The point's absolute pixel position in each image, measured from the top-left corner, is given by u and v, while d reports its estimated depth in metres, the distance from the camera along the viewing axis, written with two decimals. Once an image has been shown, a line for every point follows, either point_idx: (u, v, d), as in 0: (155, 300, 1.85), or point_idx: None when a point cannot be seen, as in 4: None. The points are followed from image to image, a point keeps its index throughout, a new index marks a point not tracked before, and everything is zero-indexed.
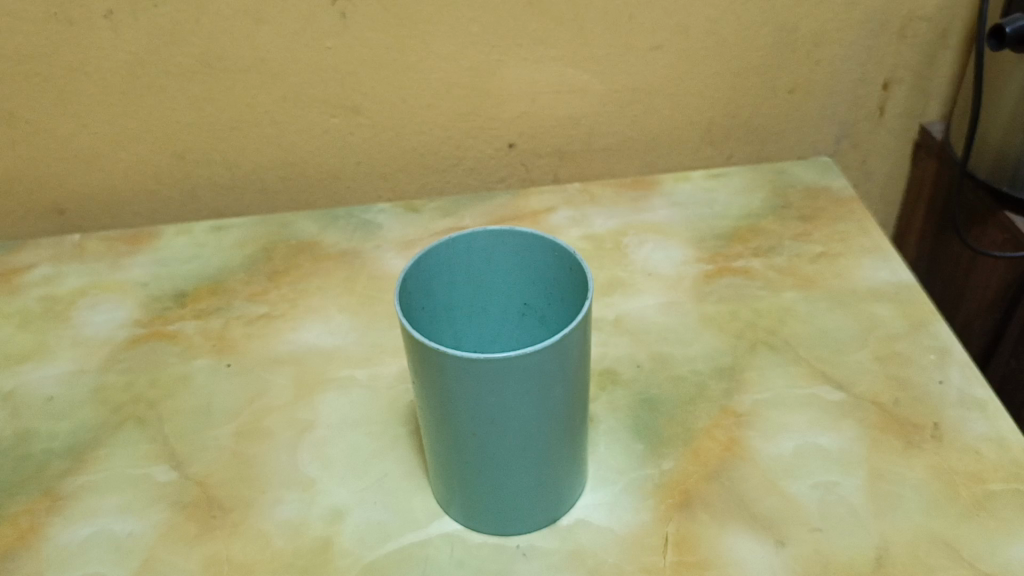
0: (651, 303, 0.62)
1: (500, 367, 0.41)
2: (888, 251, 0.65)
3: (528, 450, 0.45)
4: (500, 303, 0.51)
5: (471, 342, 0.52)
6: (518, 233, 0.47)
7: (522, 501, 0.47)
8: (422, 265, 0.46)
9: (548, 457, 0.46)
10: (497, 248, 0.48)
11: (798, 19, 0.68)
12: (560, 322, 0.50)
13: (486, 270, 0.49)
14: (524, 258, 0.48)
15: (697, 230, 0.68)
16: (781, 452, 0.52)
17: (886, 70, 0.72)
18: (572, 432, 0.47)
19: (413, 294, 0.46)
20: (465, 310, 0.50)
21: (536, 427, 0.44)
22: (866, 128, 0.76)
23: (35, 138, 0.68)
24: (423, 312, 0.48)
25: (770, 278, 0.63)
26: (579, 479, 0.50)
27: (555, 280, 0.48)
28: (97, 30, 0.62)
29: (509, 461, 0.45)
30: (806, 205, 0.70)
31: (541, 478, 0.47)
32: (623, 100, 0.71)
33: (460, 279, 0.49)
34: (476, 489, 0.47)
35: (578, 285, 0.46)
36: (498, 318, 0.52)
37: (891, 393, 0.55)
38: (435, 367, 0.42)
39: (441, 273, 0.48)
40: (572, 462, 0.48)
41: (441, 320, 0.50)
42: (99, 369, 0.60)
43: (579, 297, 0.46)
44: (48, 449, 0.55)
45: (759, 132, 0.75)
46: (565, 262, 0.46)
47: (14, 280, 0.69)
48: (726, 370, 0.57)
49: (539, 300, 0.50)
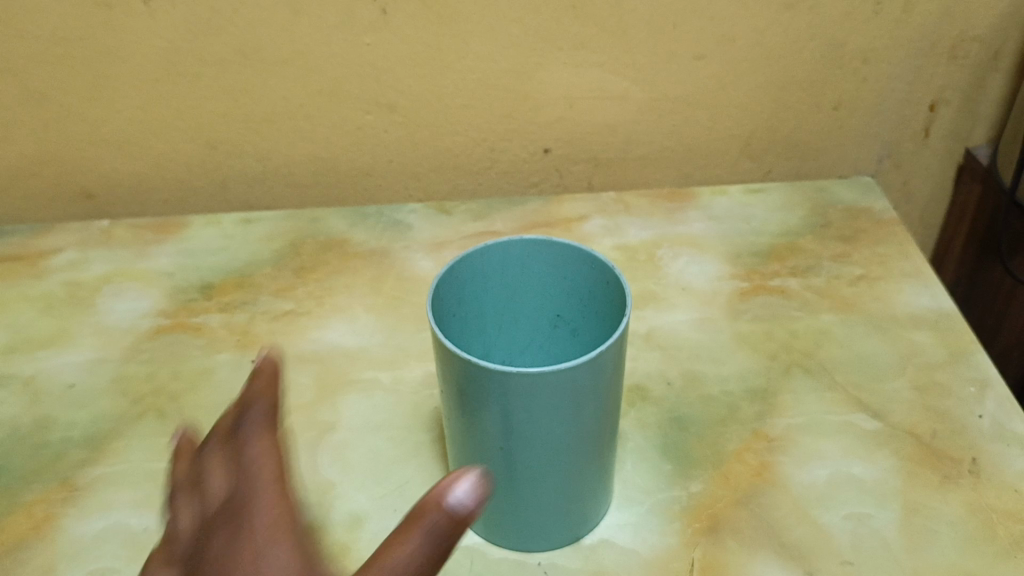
0: (683, 319, 0.61)
1: (533, 384, 0.39)
2: (930, 276, 0.63)
3: (556, 467, 0.44)
4: (532, 312, 0.50)
5: (500, 351, 0.51)
6: (554, 244, 0.46)
7: (548, 519, 0.46)
8: (455, 271, 0.45)
9: (576, 474, 0.45)
10: (533, 256, 0.47)
11: (846, 34, 0.66)
12: (593, 336, 0.49)
13: (520, 279, 0.48)
14: (561, 269, 0.47)
15: (733, 246, 0.66)
16: (813, 479, 0.50)
17: (934, 91, 0.70)
18: (602, 452, 0.45)
19: (443, 302, 0.45)
20: (496, 319, 0.49)
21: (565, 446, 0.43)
22: (909, 149, 0.74)
23: (67, 121, 0.68)
24: (454, 319, 0.46)
25: (807, 299, 0.62)
26: (605, 498, 0.49)
27: (591, 292, 0.47)
28: (135, 16, 0.62)
29: (536, 477, 0.44)
30: (846, 224, 0.68)
31: (566, 495, 0.46)
32: (663, 109, 0.70)
33: (492, 287, 0.48)
34: (499, 505, 0.46)
35: (615, 300, 0.44)
36: (529, 327, 0.50)
37: (929, 424, 0.53)
38: (461, 374, 0.41)
39: (475, 279, 0.46)
40: (599, 482, 0.47)
41: (471, 330, 0.48)
42: (122, 358, 0.60)
43: (616, 312, 0.44)
44: (67, 438, 0.55)
45: (800, 149, 0.73)
46: (604, 275, 0.45)
47: (39, 264, 0.68)
48: (759, 392, 0.55)
49: (572, 312, 0.49)
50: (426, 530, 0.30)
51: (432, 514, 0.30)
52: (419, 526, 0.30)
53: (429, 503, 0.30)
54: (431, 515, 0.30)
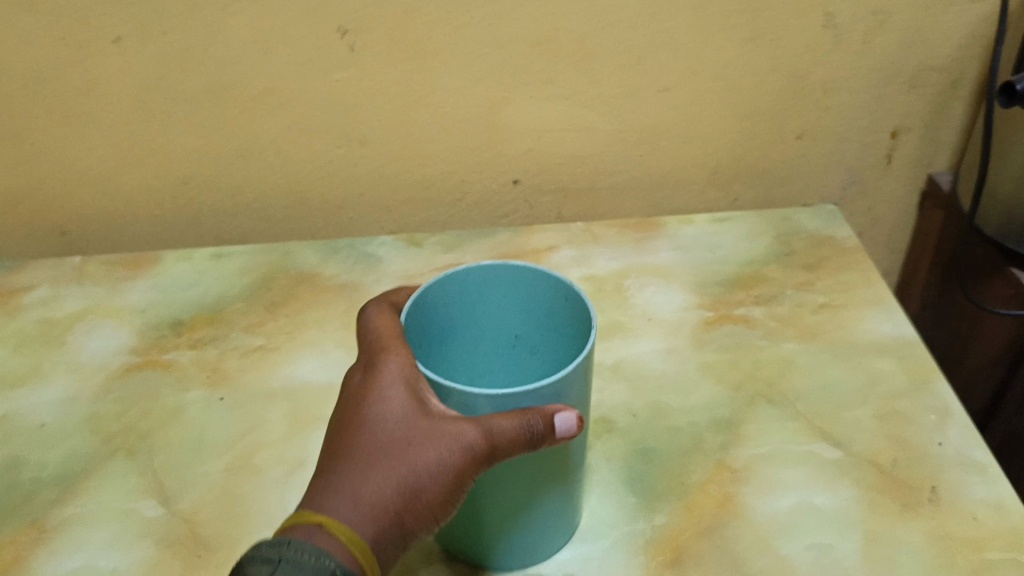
0: (650, 349, 0.61)
1: (511, 403, 0.40)
2: (893, 304, 0.64)
3: (534, 488, 0.44)
4: (490, 337, 0.50)
5: (461, 375, 0.51)
6: (509, 268, 0.46)
7: (526, 537, 0.47)
8: (419, 306, 0.45)
9: (552, 494, 0.45)
10: (494, 280, 0.47)
11: (808, 65, 0.67)
12: (554, 352, 0.49)
13: (481, 304, 0.48)
14: (521, 291, 0.47)
15: (700, 276, 0.67)
16: (776, 510, 0.51)
17: (896, 119, 0.72)
18: (574, 469, 0.46)
19: (411, 334, 0.45)
20: (455, 348, 0.49)
21: (545, 466, 0.43)
22: (873, 176, 0.75)
23: (39, 159, 0.68)
24: (421, 350, 0.46)
25: (771, 328, 0.62)
26: (575, 514, 0.49)
27: (552, 312, 0.47)
28: (106, 55, 0.62)
29: (518, 501, 0.44)
30: (810, 252, 0.69)
31: (543, 515, 0.46)
32: (630, 140, 0.71)
33: (451, 315, 0.47)
34: (477, 530, 0.46)
35: (579, 316, 0.45)
36: (490, 350, 0.50)
37: (890, 453, 0.54)
38: (437, 400, 0.41)
39: (439, 310, 0.46)
40: (572, 498, 0.47)
41: (433, 362, 0.48)
42: (94, 397, 0.60)
43: (581, 329, 0.45)
44: (38, 478, 0.55)
45: (766, 177, 0.75)
46: (567, 295, 0.45)
47: (11, 301, 0.69)
48: (724, 423, 0.56)
49: (533, 329, 0.49)
50: (528, 424, 0.38)
51: (534, 415, 0.39)
52: (522, 416, 0.38)
53: (540, 411, 0.39)
54: (534, 416, 0.39)
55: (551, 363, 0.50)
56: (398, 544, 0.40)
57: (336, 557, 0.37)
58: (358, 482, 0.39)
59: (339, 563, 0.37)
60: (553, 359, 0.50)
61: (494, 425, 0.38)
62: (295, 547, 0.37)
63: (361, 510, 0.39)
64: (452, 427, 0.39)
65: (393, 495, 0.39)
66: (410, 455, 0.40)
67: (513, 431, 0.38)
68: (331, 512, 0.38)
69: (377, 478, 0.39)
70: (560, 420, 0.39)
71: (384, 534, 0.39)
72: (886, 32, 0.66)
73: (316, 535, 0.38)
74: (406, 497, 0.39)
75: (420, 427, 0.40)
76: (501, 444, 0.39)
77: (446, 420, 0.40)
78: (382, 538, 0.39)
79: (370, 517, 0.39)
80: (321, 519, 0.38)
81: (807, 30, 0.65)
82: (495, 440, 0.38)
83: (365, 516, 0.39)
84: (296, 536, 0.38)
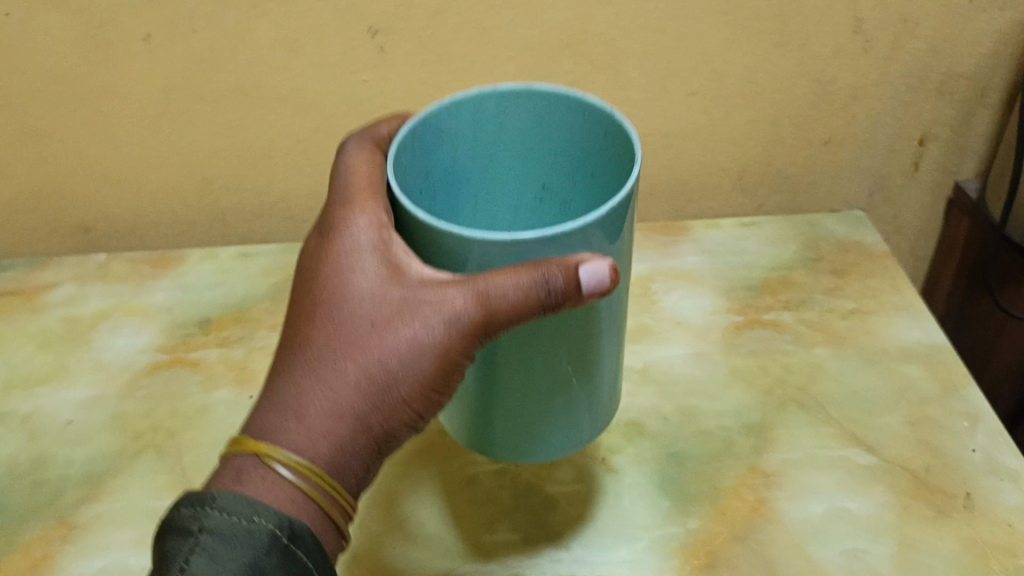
0: (679, 353, 0.61)
1: (521, 248, 0.35)
2: (922, 310, 0.64)
3: (560, 359, 0.41)
4: (515, 183, 0.46)
5: (481, 203, 0.47)
6: (536, 97, 0.42)
7: (542, 413, 0.43)
8: (418, 138, 0.40)
9: (573, 363, 0.41)
10: (511, 109, 0.42)
11: (837, 71, 0.67)
12: (587, 202, 0.46)
13: (500, 148, 0.44)
14: (543, 117, 0.43)
15: (727, 280, 0.67)
16: (809, 514, 0.51)
17: (922, 126, 0.71)
18: (603, 337, 0.42)
19: (408, 171, 0.41)
20: (474, 187, 0.46)
21: (564, 328, 0.39)
22: (899, 183, 0.75)
23: (65, 156, 0.68)
24: (420, 197, 0.43)
25: (800, 333, 0.62)
26: (605, 397, 0.46)
27: (585, 150, 0.43)
28: (134, 53, 0.62)
29: (542, 374, 0.41)
30: (838, 258, 0.68)
31: (570, 394, 0.43)
32: (656, 144, 0.70)
33: (467, 156, 0.44)
34: (490, 397, 0.43)
35: (619, 147, 0.41)
36: (514, 198, 0.47)
37: (922, 458, 0.54)
38: (436, 245, 0.37)
39: (443, 143, 0.42)
40: (598, 373, 0.43)
41: (447, 197, 0.45)
42: (120, 395, 0.60)
43: (620, 164, 0.41)
44: (65, 476, 0.55)
45: (791, 182, 0.75)
46: (602, 124, 0.41)
47: (36, 299, 0.69)
48: (755, 427, 0.56)
49: (557, 164, 0.45)
50: (544, 279, 0.35)
51: (553, 269, 0.35)
52: (534, 272, 0.35)
53: (561, 263, 0.35)
54: (553, 270, 0.35)
55: (578, 194, 0.46)
56: (381, 434, 0.40)
57: (270, 505, 0.37)
58: (327, 373, 0.39)
59: (272, 508, 0.37)
60: (580, 194, 0.46)
61: (488, 287, 0.36)
62: (218, 504, 0.37)
63: (330, 403, 0.39)
64: (438, 293, 0.37)
65: (365, 382, 0.39)
66: (381, 340, 0.39)
67: (511, 294, 0.35)
68: (292, 416, 0.39)
69: (347, 367, 0.39)
70: (586, 273, 0.35)
71: (358, 427, 0.39)
72: (914, 38, 0.65)
73: (252, 472, 0.38)
74: (380, 380, 0.39)
75: (398, 300, 0.39)
76: (496, 305, 0.36)
77: (430, 284, 0.38)
78: (355, 431, 0.39)
79: (335, 412, 0.39)
80: (268, 440, 0.38)
81: (835, 35, 0.65)
82: (489, 303, 0.36)
83: (328, 412, 0.39)
84: (238, 470, 0.39)
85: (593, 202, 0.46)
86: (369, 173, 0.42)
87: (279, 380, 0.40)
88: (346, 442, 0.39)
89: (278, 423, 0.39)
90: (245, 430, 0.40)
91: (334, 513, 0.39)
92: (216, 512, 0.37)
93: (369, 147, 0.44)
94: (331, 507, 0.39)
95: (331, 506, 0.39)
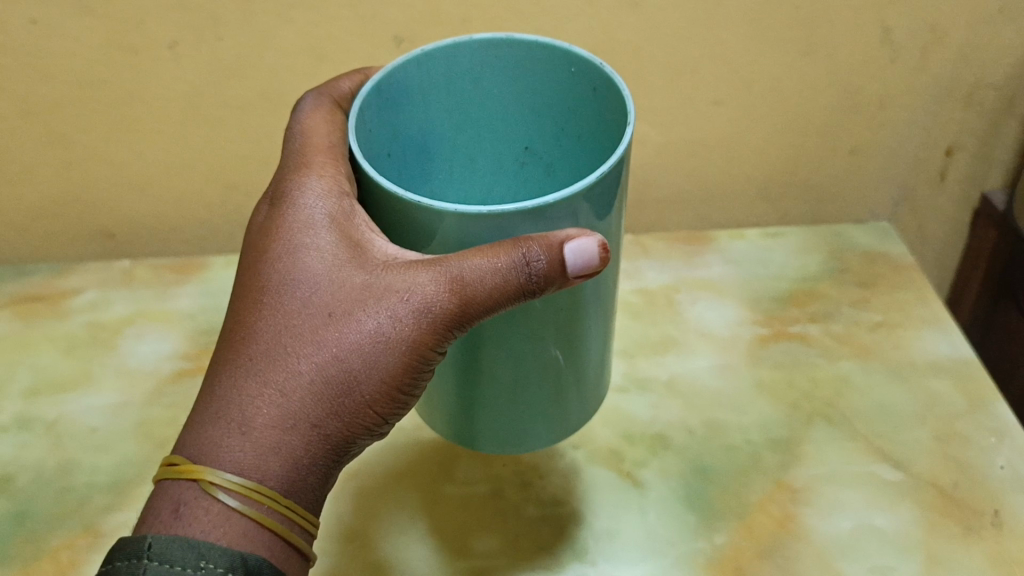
0: (703, 366, 0.61)
1: (498, 221, 0.34)
2: (949, 323, 0.63)
3: (549, 345, 0.40)
4: (498, 143, 0.46)
5: (462, 162, 0.46)
6: (512, 51, 0.41)
7: (526, 400, 0.42)
8: (384, 95, 0.40)
9: (561, 346, 0.40)
10: (491, 63, 0.42)
11: (865, 81, 0.66)
12: (571, 161, 0.45)
13: (476, 107, 0.44)
14: (524, 70, 0.42)
15: (753, 291, 0.67)
16: (837, 531, 0.50)
17: (949, 136, 0.71)
18: (592, 316, 0.41)
19: (373, 132, 0.40)
20: (453, 149, 0.45)
21: (550, 308, 0.38)
22: (925, 193, 0.75)
23: (89, 162, 0.68)
24: (390, 159, 0.42)
25: (827, 346, 0.62)
26: (596, 374, 0.45)
27: (568, 107, 0.43)
28: (159, 60, 0.61)
29: (534, 363, 0.40)
30: (864, 269, 0.68)
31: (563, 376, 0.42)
32: (681, 153, 0.70)
33: (442, 116, 0.43)
34: (469, 385, 0.42)
35: (603, 104, 0.40)
36: (498, 160, 0.47)
37: (950, 475, 0.53)
38: (408, 218, 0.36)
39: (416, 96, 0.41)
40: (584, 355, 0.42)
41: (422, 160, 0.45)
42: (145, 402, 0.61)
43: (606, 120, 0.41)
44: (90, 483, 0.56)
45: (816, 192, 0.74)
46: (588, 78, 0.40)
47: (61, 304, 0.69)
48: (782, 442, 0.56)
49: (539, 123, 0.45)
50: (524, 256, 0.34)
51: (535, 248, 0.34)
52: (513, 253, 0.34)
53: (544, 240, 0.34)
54: (534, 248, 0.34)
55: (560, 150, 0.46)
56: (337, 444, 0.38)
57: (218, 543, 0.35)
58: (276, 377, 0.37)
59: (220, 548, 0.35)
60: (563, 149, 0.46)
61: (460, 268, 0.35)
62: (155, 554, 0.35)
63: (281, 407, 0.37)
64: (404, 277, 0.36)
65: (320, 386, 0.37)
66: (336, 341, 0.37)
67: (485, 274, 0.35)
68: (236, 426, 0.37)
69: (299, 369, 0.37)
70: (570, 248, 0.34)
71: (313, 434, 0.37)
72: (944, 47, 0.65)
73: (192, 507, 0.36)
74: (337, 383, 0.37)
75: (359, 288, 0.37)
76: (469, 287, 0.35)
77: (394, 269, 0.37)
78: (308, 440, 0.37)
79: (286, 419, 0.37)
80: (211, 456, 0.37)
81: (864, 44, 0.64)
82: (461, 286, 0.35)
83: (278, 422, 0.37)
84: (176, 505, 0.36)
85: (576, 158, 0.45)
86: (327, 137, 0.42)
87: (221, 383, 0.38)
88: (298, 454, 0.37)
89: (222, 436, 0.37)
90: (178, 450, 0.38)
91: (289, 536, 0.37)
92: (154, 563, 0.35)
93: (329, 108, 0.44)
94: (286, 526, 0.37)
95: (286, 530, 0.37)
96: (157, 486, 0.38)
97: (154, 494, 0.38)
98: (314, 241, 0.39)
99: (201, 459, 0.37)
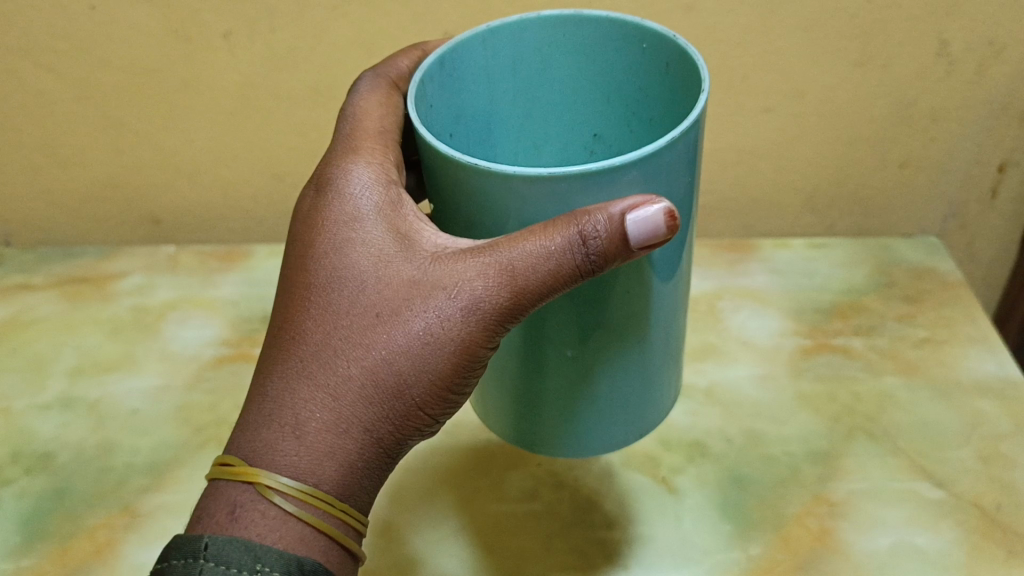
0: (744, 374, 0.61)
1: (557, 188, 0.33)
2: (997, 342, 0.62)
3: (618, 338, 0.39)
4: (565, 123, 0.46)
5: (525, 142, 0.46)
6: (582, 25, 0.41)
7: (592, 397, 0.41)
8: (447, 72, 0.40)
9: (632, 338, 0.39)
10: (558, 39, 0.42)
11: (918, 93, 0.65)
12: (638, 140, 0.45)
13: (541, 83, 0.44)
14: (591, 44, 0.42)
15: (796, 301, 0.66)
16: (876, 547, 0.50)
17: (1004, 152, 0.69)
18: (661, 303, 0.39)
19: (435, 108, 0.40)
20: (519, 128, 0.45)
21: (614, 291, 0.37)
22: (975, 210, 0.74)
23: (139, 149, 0.69)
24: (453, 139, 0.42)
25: (871, 360, 0.61)
26: (669, 371, 0.44)
27: (639, 86, 0.42)
28: (213, 49, 0.62)
29: (603, 356, 0.39)
30: (911, 284, 0.67)
31: (633, 374, 0.41)
32: (728, 160, 0.70)
33: (505, 92, 0.43)
34: (533, 378, 0.41)
35: (680, 81, 0.39)
36: (565, 141, 0.47)
37: (994, 496, 0.52)
38: (468, 187, 0.35)
39: (476, 70, 0.41)
40: (656, 347, 0.41)
41: (487, 140, 0.45)
42: (186, 386, 0.61)
43: (681, 95, 0.40)
44: (131, 463, 0.57)
45: (864, 204, 0.74)
46: (658, 52, 0.40)
47: (107, 287, 0.70)
48: (822, 455, 0.55)
49: (606, 103, 0.44)
50: (581, 231, 0.33)
51: (593, 221, 0.33)
52: (571, 232, 0.33)
53: (604, 213, 0.33)
54: (594, 221, 0.33)
55: (629, 135, 0.45)
56: (392, 443, 0.38)
57: (274, 546, 0.36)
58: (327, 379, 0.37)
59: (276, 552, 0.35)
60: (633, 134, 0.45)
61: (512, 256, 0.35)
62: (211, 554, 0.35)
63: (334, 410, 0.37)
64: (454, 269, 0.36)
65: (371, 387, 0.37)
66: (385, 340, 0.37)
67: (539, 260, 0.34)
68: (289, 431, 0.37)
69: (350, 370, 0.37)
70: (632, 220, 0.32)
71: (366, 434, 0.37)
72: (1002, 62, 0.63)
73: (249, 510, 0.36)
74: (389, 385, 0.37)
75: (408, 283, 0.37)
76: (522, 275, 0.35)
77: (443, 262, 0.37)
78: (361, 444, 0.37)
79: (340, 425, 0.37)
80: (266, 460, 0.37)
81: (920, 56, 0.63)
82: (514, 275, 0.35)
83: (331, 427, 0.37)
84: (232, 507, 0.37)
85: (646, 141, 0.45)
86: (375, 122, 0.43)
87: (272, 386, 0.38)
88: (354, 455, 0.37)
89: (276, 440, 0.37)
90: (231, 452, 0.38)
91: (345, 541, 0.37)
92: (210, 564, 0.35)
93: (384, 90, 0.45)
94: (340, 533, 0.37)
95: (341, 535, 0.37)
96: (211, 488, 0.38)
97: (207, 496, 0.38)
98: (361, 236, 0.39)
99: (255, 462, 0.37)
